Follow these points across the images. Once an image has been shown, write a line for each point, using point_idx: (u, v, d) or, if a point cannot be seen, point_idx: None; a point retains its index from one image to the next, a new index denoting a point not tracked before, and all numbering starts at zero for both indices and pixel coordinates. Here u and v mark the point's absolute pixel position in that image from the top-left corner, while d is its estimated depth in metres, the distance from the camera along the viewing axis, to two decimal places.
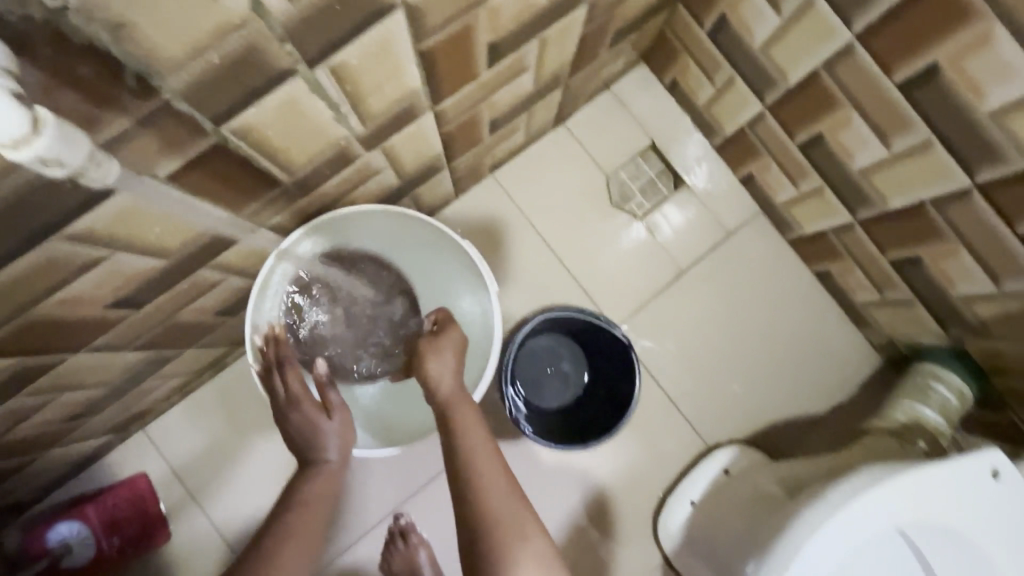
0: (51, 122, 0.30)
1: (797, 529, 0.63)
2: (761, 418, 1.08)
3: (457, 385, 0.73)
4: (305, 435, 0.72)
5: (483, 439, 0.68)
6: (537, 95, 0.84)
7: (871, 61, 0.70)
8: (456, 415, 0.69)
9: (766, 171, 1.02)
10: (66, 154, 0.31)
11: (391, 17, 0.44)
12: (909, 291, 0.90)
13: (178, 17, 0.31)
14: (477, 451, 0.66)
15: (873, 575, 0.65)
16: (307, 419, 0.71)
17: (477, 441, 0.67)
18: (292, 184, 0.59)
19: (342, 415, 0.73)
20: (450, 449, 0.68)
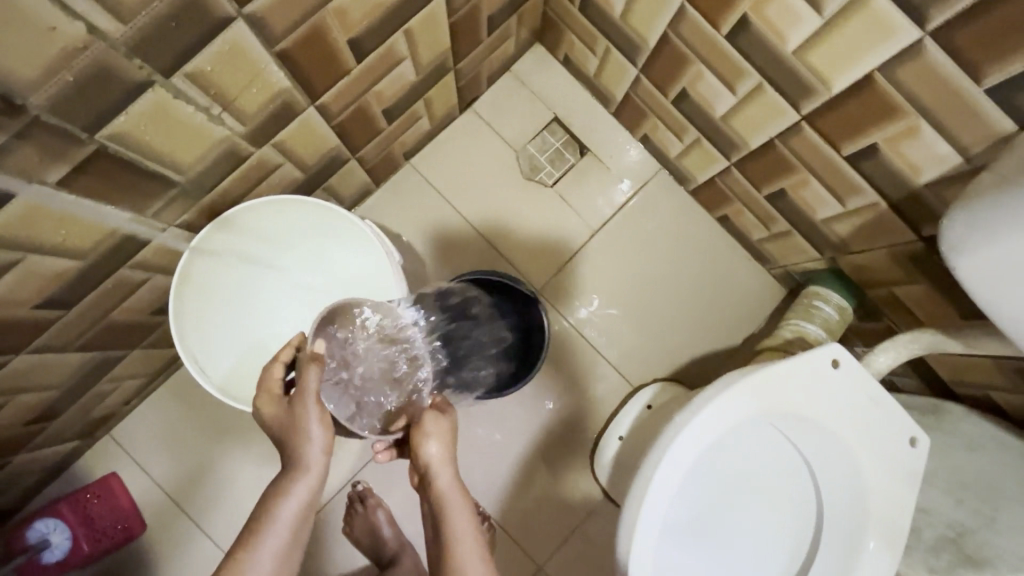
0: None
1: (671, 430, 0.71)
2: (680, 357, 1.18)
3: (455, 474, 0.71)
4: (287, 428, 0.71)
5: (471, 531, 0.68)
6: (425, 83, 0.93)
7: (702, 19, 0.79)
8: (445, 510, 0.69)
9: (656, 130, 1.11)
10: None
11: (233, 27, 0.52)
12: (787, 222, 1.00)
13: (20, 45, 0.39)
14: (461, 539, 0.68)
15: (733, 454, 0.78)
16: (291, 424, 0.69)
17: (464, 534, 0.68)
18: (189, 183, 0.67)
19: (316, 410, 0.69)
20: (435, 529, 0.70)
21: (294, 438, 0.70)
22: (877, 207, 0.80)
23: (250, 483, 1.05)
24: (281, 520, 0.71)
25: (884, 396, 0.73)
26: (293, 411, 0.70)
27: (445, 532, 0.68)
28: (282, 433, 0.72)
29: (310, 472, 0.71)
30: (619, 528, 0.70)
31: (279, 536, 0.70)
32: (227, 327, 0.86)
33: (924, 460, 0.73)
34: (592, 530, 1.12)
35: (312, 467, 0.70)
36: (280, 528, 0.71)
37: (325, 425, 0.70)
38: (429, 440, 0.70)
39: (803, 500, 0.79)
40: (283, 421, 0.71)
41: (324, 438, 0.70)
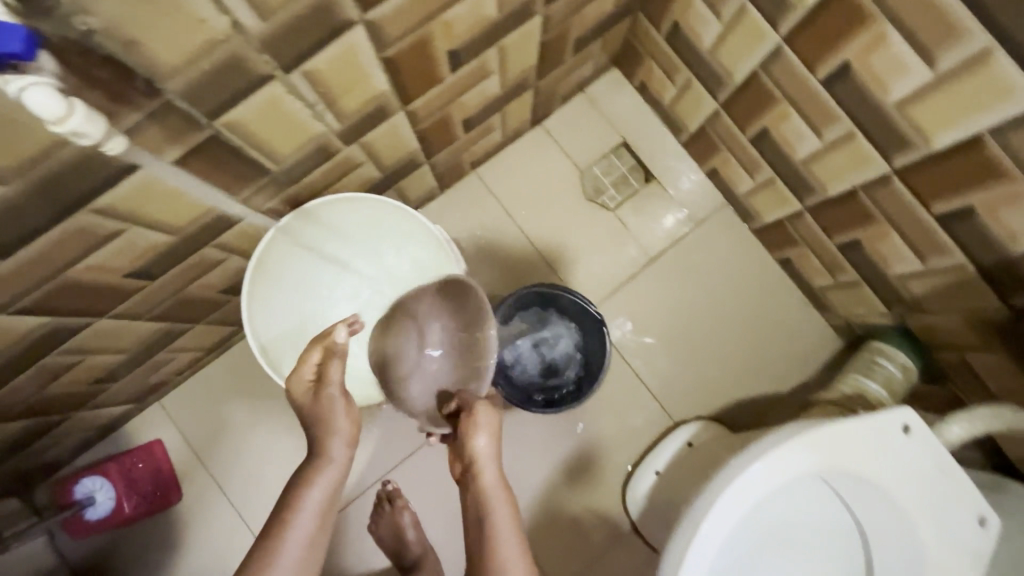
0: (79, 107, 0.38)
1: (725, 474, 0.69)
2: (724, 397, 1.14)
3: (498, 471, 0.71)
4: (315, 419, 0.74)
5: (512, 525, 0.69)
6: (505, 98, 0.94)
7: (798, 61, 0.78)
8: (488, 504, 0.69)
9: (727, 165, 1.10)
10: (87, 128, 0.39)
11: (353, 31, 0.54)
12: (856, 273, 0.97)
13: (172, 34, 0.41)
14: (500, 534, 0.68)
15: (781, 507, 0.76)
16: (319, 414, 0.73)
17: (507, 533, 0.68)
18: (280, 173, 0.69)
19: (342, 400, 0.73)
20: (476, 523, 0.70)
21: (321, 429, 0.73)
22: (963, 270, 0.77)
23: (286, 466, 1.07)
24: (308, 507, 0.70)
25: (952, 466, 0.70)
26: (320, 403, 0.74)
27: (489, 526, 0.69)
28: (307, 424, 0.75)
29: (332, 462, 0.73)
30: (659, 566, 0.69)
31: (308, 523, 0.69)
32: (286, 312, 0.89)
33: (992, 544, 0.69)
34: (615, 562, 1.10)
35: (338, 457, 0.72)
36: (309, 515, 0.70)
37: (349, 417, 0.74)
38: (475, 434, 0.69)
39: (851, 559, 0.76)
40: (309, 413, 0.74)
41: (350, 430, 0.74)
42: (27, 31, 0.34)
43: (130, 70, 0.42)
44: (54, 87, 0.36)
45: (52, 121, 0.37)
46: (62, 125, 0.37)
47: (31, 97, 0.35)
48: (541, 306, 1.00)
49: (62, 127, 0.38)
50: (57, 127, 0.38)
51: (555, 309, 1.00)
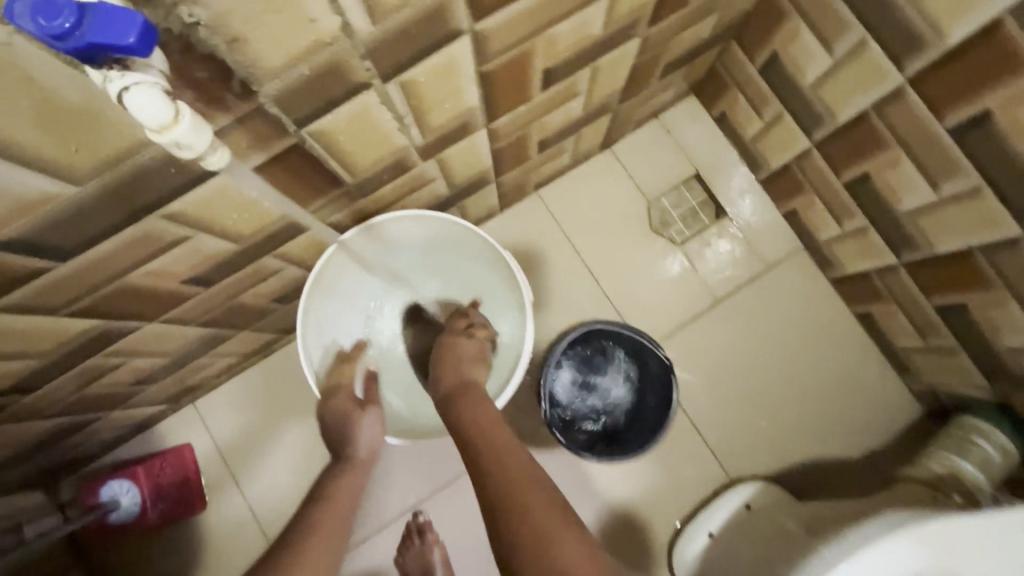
0: (187, 112, 0.34)
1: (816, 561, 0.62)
2: (785, 458, 1.05)
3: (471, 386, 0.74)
4: (341, 429, 0.75)
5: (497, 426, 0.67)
6: (585, 120, 0.89)
7: (922, 105, 0.70)
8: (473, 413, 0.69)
9: (810, 208, 1.02)
10: (196, 140, 0.36)
11: (458, 42, 0.49)
12: (955, 339, 0.88)
13: (280, 33, 0.37)
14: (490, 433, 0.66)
15: None
16: (345, 415, 0.75)
17: (491, 429, 0.66)
18: (354, 185, 0.64)
19: (374, 409, 0.76)
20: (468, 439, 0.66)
21: (349, 436, 0.74)
22: None
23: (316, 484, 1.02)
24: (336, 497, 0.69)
25: None
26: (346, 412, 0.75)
27: (477, 427, 0.67)
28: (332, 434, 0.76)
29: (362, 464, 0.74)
30: None
31: (333, 514, 0.66)
32: (337, 329, 0.85)
33: None
34: None
35: (363, 456, 0.74)
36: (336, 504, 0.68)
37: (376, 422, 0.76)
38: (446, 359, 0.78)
39: None
40: (339, 425, 0.75)
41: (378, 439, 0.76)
42: (143, 21, 0.29)
43: (229, 70, 0.38)
44: (161, 88, 0.33)
45: (154, 128, 0.33)
46: (166, 134, 0.34)
47: (135, 100, 0.31)
48: (613, 346, 0.97)
49: (164, 137, 0.34)
50: (159, 136, 0.34)
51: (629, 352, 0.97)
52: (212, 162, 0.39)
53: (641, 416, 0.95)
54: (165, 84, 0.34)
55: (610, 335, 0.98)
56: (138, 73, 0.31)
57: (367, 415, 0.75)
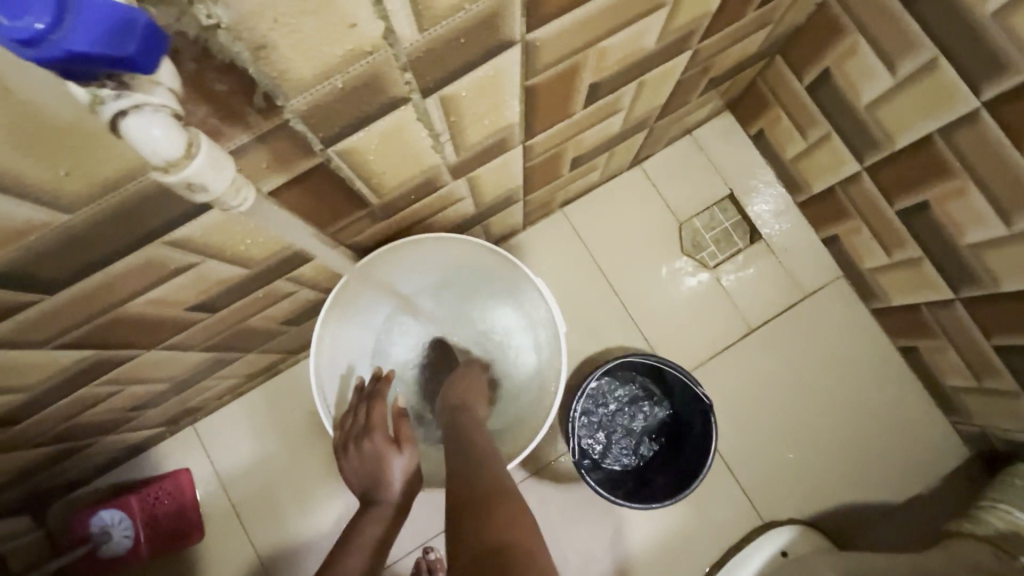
0: (202, 145, 0.29)
1: None
2: (824, 500, 0.98)
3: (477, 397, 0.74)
4: (368, 475, 0.67)
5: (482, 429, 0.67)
6: (621, 137, 0.83)
7: (999, 132, 0.64)
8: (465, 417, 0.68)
9: (854, 235, 0.96)
10: (212, 181, 0.30)
11: (508, 53, 0.43)
12: (1016, 383, 0.82)
13: (315, 40, 0.31)
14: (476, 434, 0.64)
15: None
16: (376, 454, 0.67)
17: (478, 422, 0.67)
18: (378, 207, 0.58)
19: (412, 452, 0.69)
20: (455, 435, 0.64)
21: (378, 478, 0.67)
22: None
23: (322, 513, 0.96)
24: (359, 549, 0.63)
25: None
26: (373, 449, 0.67)
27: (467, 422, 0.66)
28: (358, 475, 0.68)
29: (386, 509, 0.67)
30: None
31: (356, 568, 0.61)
32: (351, 357, 0.78)
33: None
34: None
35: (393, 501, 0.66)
36: (358, 557, 0.62)
37: (409, 465, 0.68)
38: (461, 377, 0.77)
39: None
40: (368, 463, 0.67)
41: (411, 481, 0.68)
42: (146, 22, 0.25)
43: (253, 81, 0.32)
44: (171, 113, 0.27)
45: (160, 165, 0.28)
46: (173, 172, 0.28)
47: (135, 127, 0.26)
48: (637, 385, 0.94)
49: (171, 176, 0.28)
50: (169, 175, 0.28)
51: (656, 391, 0.93)
52: (231, 203, 0.34)
53: (677, 453, 0.89)
54: (176, 108, 0.28)
55: (635, 374, 0.94)
56: (142, 93, 0.26)
57: (397, 461, 0.67)
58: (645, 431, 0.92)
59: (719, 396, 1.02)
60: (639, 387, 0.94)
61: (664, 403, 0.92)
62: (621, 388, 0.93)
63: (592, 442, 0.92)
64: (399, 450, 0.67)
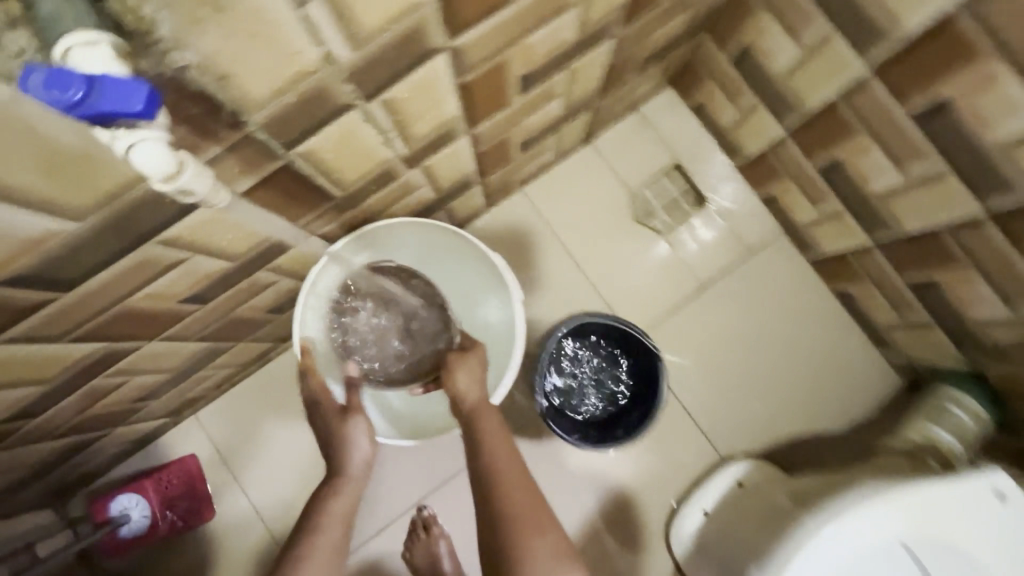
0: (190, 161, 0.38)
1: (802, 537, 0.65)
2: (775, 434, 1.10)
3: (482, 395, 0.75)
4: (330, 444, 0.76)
5: (499, 435, 0.70)
6: (564, 118, 0.90)
7: (886, 93, 0.73)
8: (478, 428, 0.71)
9: (787, 193, 1.05)
10: (197, 185, 0.40)
11: (437, 58, 0.51)
12: (928, 315, 0.92)
13: (266, 66, 0.38)
14: (496, 450, 0.69)
15: None
16: (336, 428, 0.75)
17: (490, 434, 0.70)
18: (343, 198, 0.66)
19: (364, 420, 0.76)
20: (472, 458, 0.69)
21: (336, 449, 0.75)
22: None
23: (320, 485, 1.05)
24: (329, 520, 0.69)
25: None
26: (334, 421, 0.76)
27: (482, 434, 0.70)
28: (326, 444, 0.77)
29: (348, 479, 0.73)
30: None
31: (328, 540, 0.67)
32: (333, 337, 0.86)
33: None
34: None
35: (355, 470, 0.73)
36: (330, 529, 0.68)
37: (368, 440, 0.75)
38: (456, 367, 0.77)
39: None
40: (330, 434, 0.76)
41: (369, 448, 0.74)
42: (148, 88, 0.32)
43: (219, 104, 0.39)
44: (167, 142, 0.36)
45: (161, 178, 0.37)
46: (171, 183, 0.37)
47: (145, 156, 0.34)
48: (598, 342, 1.02)
49: (169, 185, 0.38)
50: (166, 185, 0.38)
51: (617, 347, 1.01)
52: (212, 200, 0.44)
53: (636, 404, 0.99)
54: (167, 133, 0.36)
55: (596, 331, 1.02)
56: (145, 130, 0.34)
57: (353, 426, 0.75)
58: (607, 384, 1.01)
59: (677, 350, 1.12)
60: (600, 343, 1.02)
61: (623, 358, 1.01)
62: (582, 345, 1.02)
63: (559, 397, 1.00)
64: (350, 419, 0.75)
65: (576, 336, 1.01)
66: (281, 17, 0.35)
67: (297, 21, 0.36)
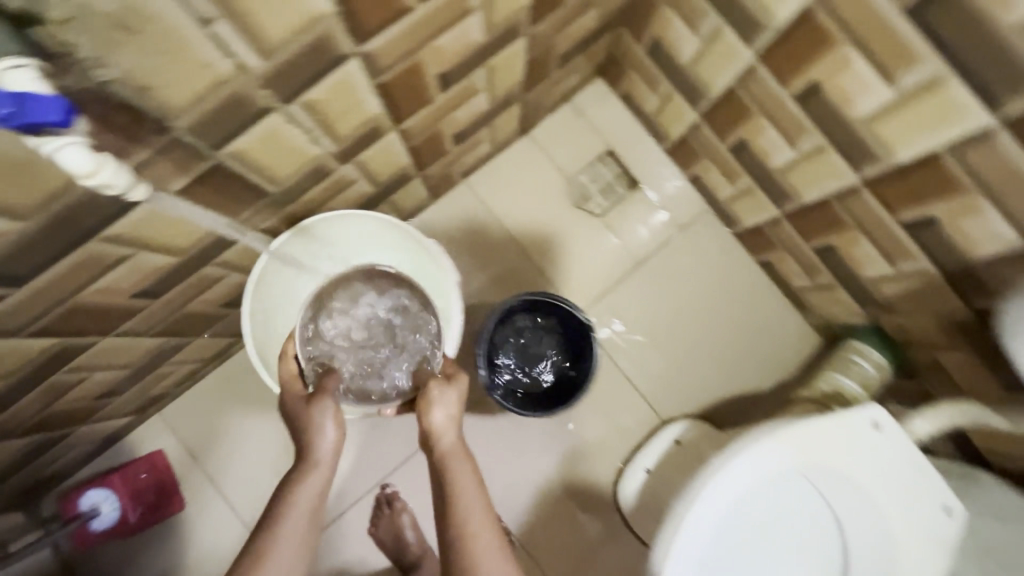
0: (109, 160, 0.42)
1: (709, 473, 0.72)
2: (709, 396, 1.19)
3: (459, 437, 0.74)
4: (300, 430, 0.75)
5: (472, 486, 0.70)
6: (493, 112, 0.97)
7: (771, 77, 0.81)
8: (447, 473, 0.71)
9: (708, 172, 1.14)
10: (116, 181, 0.43)
11: (348, 62, 0.57)
12: (832, 276, 1.02)
13: (182, 77, 0.44)
14: (464, 499, 0.69)
15: (779, 509, 0.77)
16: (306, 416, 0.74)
17: (463, 481, 0.70)
18: (279, 193, 0.72)
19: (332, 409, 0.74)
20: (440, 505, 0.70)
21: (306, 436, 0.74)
22: (929, 273, 0.82)
23: (282, 469, 1.10)
24: (294, 510, 0.70)
25: (921, 460, 0.75)
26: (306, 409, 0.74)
27: (455, 482, 0.70)
28: (297, 430, 0.76)
29: (320, 464, 0.73)
30: (653, 548, 0.71)
31: (292, 530, 0.69)
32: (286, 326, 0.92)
33: (958, 532, 0.73)
34: (609, 557, 1.14)
35: (323, 460, 0.72)
36: (294, 520, 0.69)
37: (338, 426, 0.73)
38: (432, 403, 0.74)
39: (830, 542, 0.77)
40: (300, 419, 0.75)
41: (335, 435, 0.73)
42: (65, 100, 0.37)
43: (143, 112, 0.45)
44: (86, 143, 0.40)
45: (83, 174, 0.40)
46: (94, 177, 0.41)
47: (67, 153, 0.39)
48: (539, 317, 1.09)
49: (92, 180, 0.41)
50: (88, 180, 0.41)
51: (556, 321, 1.09)
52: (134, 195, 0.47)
53: (574, 371, 1.08)
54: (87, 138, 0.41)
55: (537, 307, 1.08)
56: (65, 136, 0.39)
57: (321, 413, 0.73)
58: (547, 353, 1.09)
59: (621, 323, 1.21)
60: (540, 317, 1.09)
61: (562, 330, 1.09)
62: (524, 320, 1.09)
63: (506, 369, 1.08)
64: (318, 404, 0.73)
65: (519, 313, 1.08)
66: (190, 35, 0.41)
67: (205, 37, 0.42)
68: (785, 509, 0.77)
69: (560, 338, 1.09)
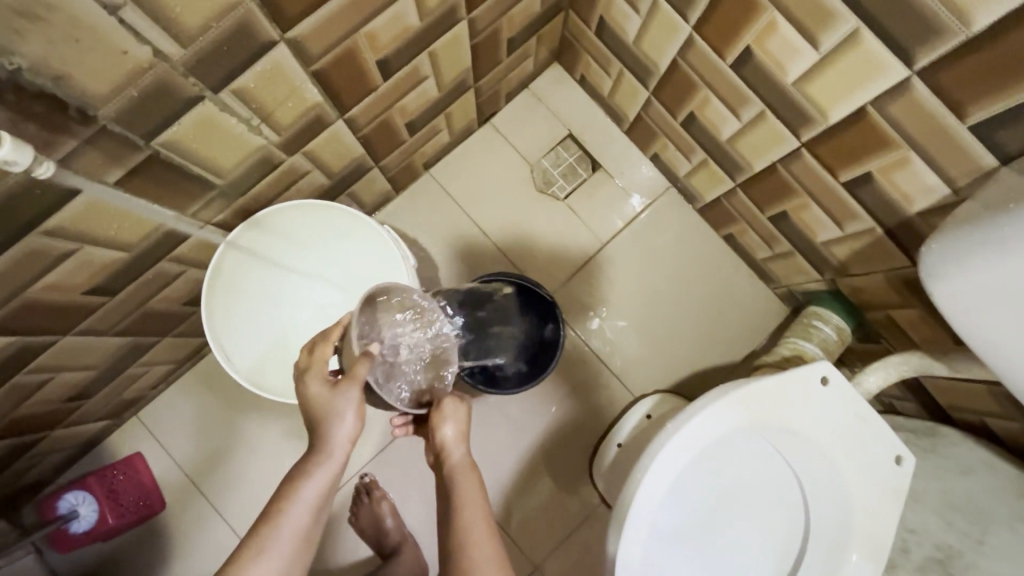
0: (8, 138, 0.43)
1: (678, 435, 0.73)
2: (680, 371, 1.21)
3: (468, 455, 0.72)
4: (316, 416, 0.65)
5: (478, 505, 0.69)
6: (445, 99, 0.98)
7: (709, 48, 0.83)
8: (457, 489, 0.70)
9: (666, 150, 1.15)
10: (19, 157, 0.44)
11: (277, 49, 0.58)
12: (789, 244, 1.04)
13: (96, 64, 0.46)
14: (470, 515, 0.68)
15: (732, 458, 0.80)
16: (323, 403, 0.65)
17: (470, 499, 0.69)
18: (227, 185, 0.73)
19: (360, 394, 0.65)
20: (446, 517, 0.69)
21: (319, 427, 0.65)
22: (874, 232, 0.83)
23: (261, 464, 1.11)
24: (300, 506, 0.63)
25: (868, 410, 0.76)
26: (330, 395, 0.65)
27: (462, 500, 0.68)
28: (309, 416, 0.67)
29: (330, 457, 0.64)
30: (612, 519, 0.73)
31: (295, 526, 0.62)
32: (257, 323, 0.93)
33: (907, 479, 0.75)
34: (588, 533, 1.16)
35: (337, 451, 0.64)
36: (297, 516, 0.62)
37: (360, 416, 0.65)
38: (442, 419, 0.72)
39: (791, 498, 0.81)
40: (315, 406, 0.65)
41: (354, 426, 0.65)
42: None
43: (64, 101, 0.47)
44: None
45: None
46: None
47: None
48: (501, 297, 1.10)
49: None
50: None
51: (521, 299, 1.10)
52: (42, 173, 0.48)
53: (546, 344, 1.09)
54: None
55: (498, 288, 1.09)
56: None
57: (347, 398, 0.64)
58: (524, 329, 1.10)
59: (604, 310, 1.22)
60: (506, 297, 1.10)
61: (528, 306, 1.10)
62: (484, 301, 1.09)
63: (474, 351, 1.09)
64: (344, 389, 0.64)
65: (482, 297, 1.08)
66: (98, 20, 0.43)
67: (114, 23, 0.44)
68: (739, 459, 0.81)
69: (531, 312, 1.10)
